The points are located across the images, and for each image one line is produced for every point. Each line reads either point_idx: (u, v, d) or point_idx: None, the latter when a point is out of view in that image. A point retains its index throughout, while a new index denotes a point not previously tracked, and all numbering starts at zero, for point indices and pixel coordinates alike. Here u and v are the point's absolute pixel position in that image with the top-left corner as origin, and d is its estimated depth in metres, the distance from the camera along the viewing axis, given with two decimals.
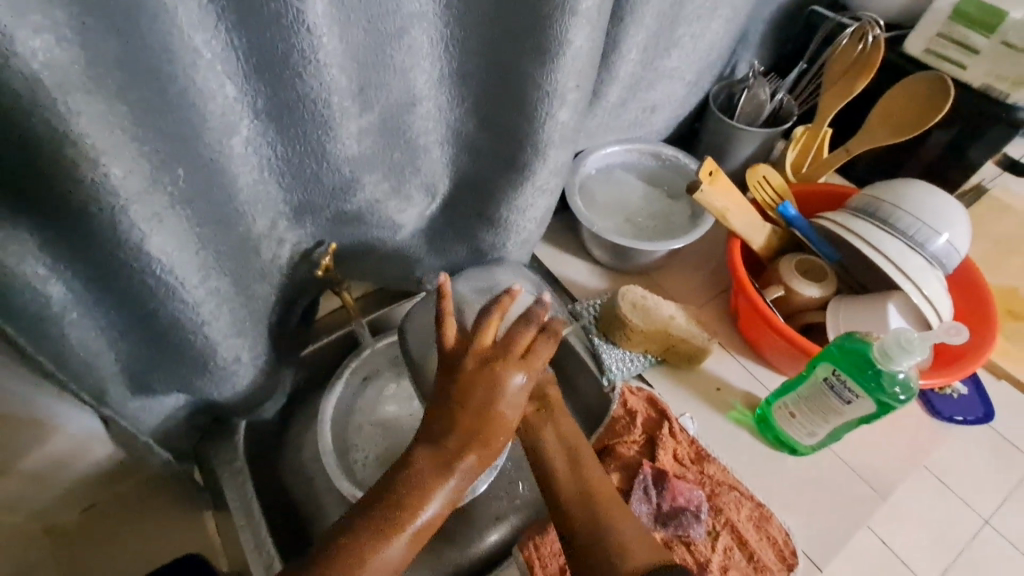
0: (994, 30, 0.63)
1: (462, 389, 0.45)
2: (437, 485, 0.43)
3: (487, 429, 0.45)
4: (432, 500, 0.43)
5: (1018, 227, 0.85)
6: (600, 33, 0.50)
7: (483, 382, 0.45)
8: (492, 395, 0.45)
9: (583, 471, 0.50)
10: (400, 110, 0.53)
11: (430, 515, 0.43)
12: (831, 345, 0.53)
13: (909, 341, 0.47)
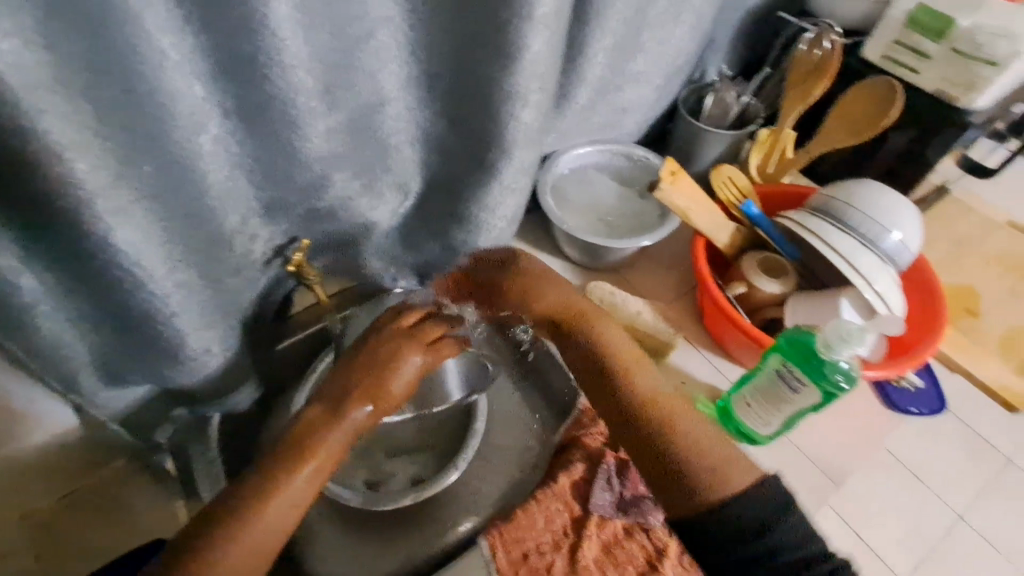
0: (943, 36, 0.65)
1: (362, 361, 0.54)
2: (326, 438, 0.50)
3: (376, 392, 0.53)
4: (321, 450, 0.50)
5: (980, 229, 0.88)
6: (560, 37, 0.52)
7: (384, 359, 0.54)
8: (391, 367, 0.54)
9: (644, 399, 0.61)
10: (369, 111, 0.54)
11: (318, 464, 0.50)
12: (780, 339, 0.55)
13: (848, 333, 0.50)
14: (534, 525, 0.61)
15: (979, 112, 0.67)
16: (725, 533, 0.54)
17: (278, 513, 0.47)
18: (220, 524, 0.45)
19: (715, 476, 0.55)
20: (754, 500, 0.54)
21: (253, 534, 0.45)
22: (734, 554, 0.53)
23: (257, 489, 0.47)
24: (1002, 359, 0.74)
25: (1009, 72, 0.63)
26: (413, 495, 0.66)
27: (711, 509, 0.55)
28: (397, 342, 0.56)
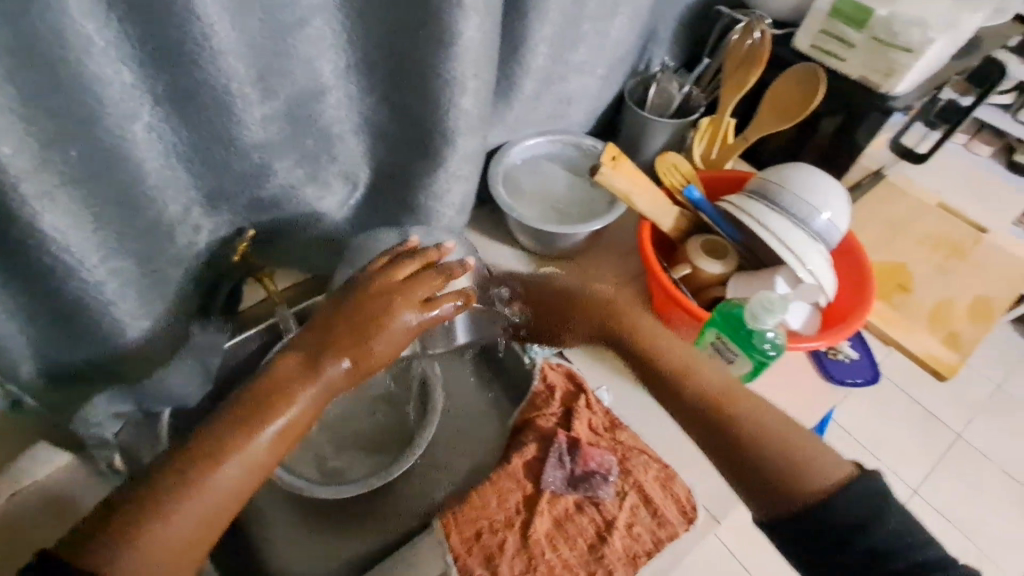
0: (863, 26, 0.68)
1: (355, 304, 0.52)
2: (297, 396, 0.46)
3: (358, 348, 0.49)
4: (296, 403, 0.46)
5: (911, 210, 0.92)
6: (492, 24, 0.54)
7: (372, 316, 0.51)
8: (382, 320, 0.51)
9: (704, 386, 0.54)
10: (308, 99, 0.55)
11: (291, 417, 0.46)
12: (714, 313, 0.57)
13: (771, 303, 0.52)
14: (487, 504, 0.62)
15: (899, 97, 0.71)
16: (825, 527, 0.45)
17: (230, 473, 0.43)
18: (171, 475, 0.42)
19: (804, 471, 0.47)
20: (856, 492, 0.45)
21: (202, 491, 0.42)
22: (848, 553, 0.44)
23: (211, 442, 0.43)
24: (930, 332, 0.78)
25: (924, 58, 0.66)
26: (366, 482, 0.67)
27: (807, 504, 0.46)
28: (391, 302, 0.52)
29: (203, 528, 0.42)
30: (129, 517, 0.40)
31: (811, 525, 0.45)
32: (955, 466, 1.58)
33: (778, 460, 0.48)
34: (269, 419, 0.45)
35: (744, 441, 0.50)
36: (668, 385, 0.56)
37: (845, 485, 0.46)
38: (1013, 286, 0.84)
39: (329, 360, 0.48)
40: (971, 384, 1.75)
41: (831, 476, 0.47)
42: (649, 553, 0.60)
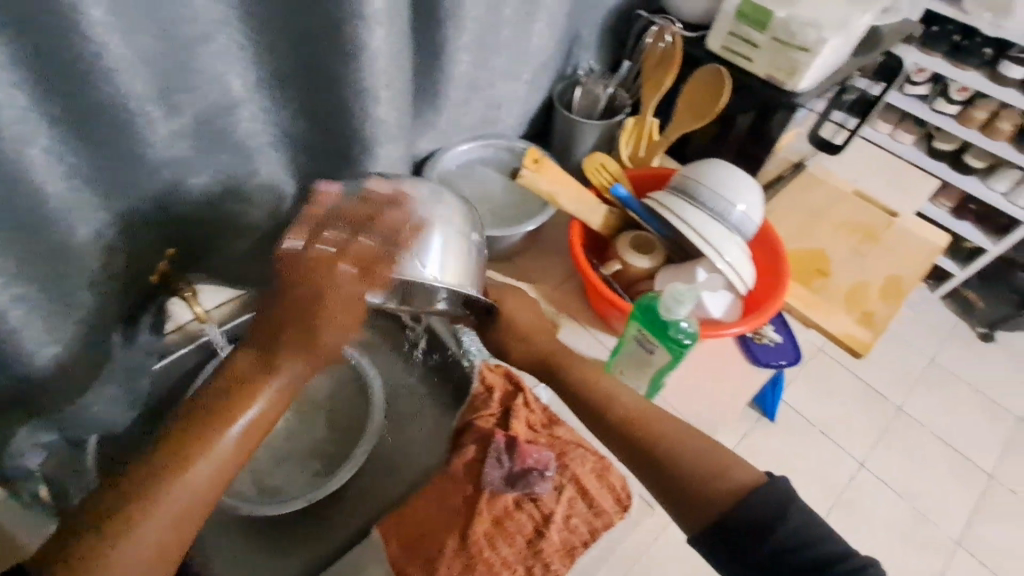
0: (765, 28, 0.72)
1: (293, 293, 0.52)
2: (258, 396, 0.50)
3: (310, 336, 0.52)
4: (260, 400, 0.50)
5: (829, 198, 0.98)
6: (399, 34, 0.55)
7: (312, 290, 0.51)
8: (325, 299, 0.51)
9: (626, 411, 0.60)
10: (219, 113, 0.54)
11: (250, 420, 0.50)
12: (635, 308, 0.61)
13: (681, 294, 0.56)
14: (426, 511, 0.63)
15: (803, 93, 0.75)
16: (738, 533, 0.49)
17: (195, 476, 0.47)
18: (142, 475, 0.47)
19: (715, 482, 0.52)
20: (760, 497, 0.50)
21: (171, 492, 0.46)
22: (759, 554, 0.48)
23: (176, 442, 0.48)
24: (846, 311, 0.83)
25: (821, 57, 0.70)
26: (303, 497, 0.67)
27: (718, 512, 0.51)
28: (325, 267, 0.51)
29: (175, 529, 0.46)
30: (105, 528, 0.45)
31: (730, 529, 0.50)
32: (897, 437, 1.67)
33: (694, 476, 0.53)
34: (228, 424, 0.49)
35: (664, 457, 0.56)
36: (597, 413, 0.62)
37: (753, 490, 0.51)
38: (923, 265, 0.90)
39: (283, 359, 0.51)
40: (907, 358, 1.85)
41: (738, 483, 0.51)
42: (586, 543, 0.62)
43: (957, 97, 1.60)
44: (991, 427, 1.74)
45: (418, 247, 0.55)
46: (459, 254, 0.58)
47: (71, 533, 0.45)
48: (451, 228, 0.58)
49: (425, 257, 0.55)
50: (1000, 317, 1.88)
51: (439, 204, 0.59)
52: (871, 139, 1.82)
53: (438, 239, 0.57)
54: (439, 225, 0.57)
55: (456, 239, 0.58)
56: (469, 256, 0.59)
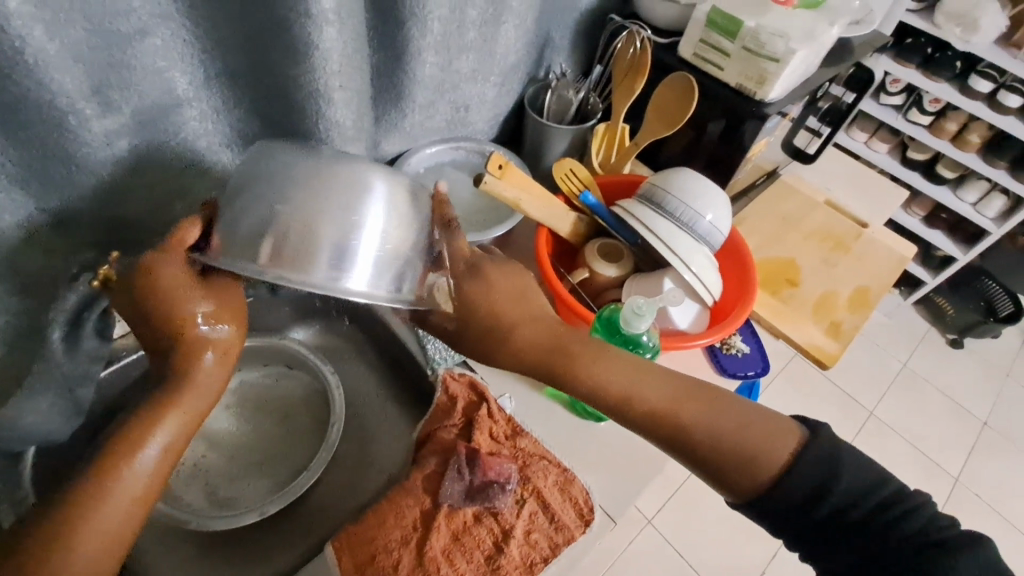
0: (735, 37, 0.71)
1: (166, 301, 0.46)
2: (155, 431, 0.43)
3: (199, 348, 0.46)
4: (158, 433, 0.43)
5: (801, 207, 0.98)
6: (353, 33, 0.54)
7: (181, 298, 0.46)
8: (188, 303, 0.46)
9: (642, 398, 0.51)
10: (162, 110, 0.52)
11: (159, 446, 0.43)
12: (597, 322, 0.65)
13: (639, 308, 0.61)
14: (383, 525, 0.60)
15: (773, 103, 0.75)
16: (785, 503, 0.46)
17: (93, 542, 0.39)
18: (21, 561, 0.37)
19: (755, 461, 0.47)
20: (805, 466, 0.46)
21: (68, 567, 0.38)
22: (812, 520, 0.46)
23: (74, 496, 0.40)
24: (814, 322, 0.84)
25: (790, 67, 0.70)
26: (256, 514, 0.63)
27: (767, 492, 0.47)
28: (168, 284, 0.46)
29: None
30: None
31: (779, 504, 0.46)
32: (870, 437, 1.70)
33: (731, 458, 0.48)
34: (139, 451, 0.42)
35: (700, 450, 0.49)
36: (609, 410, 0.52)
37: (795, 461, 0.47)
38: (891, 275, 0.90)
39: (183, 370, 0.45)
40: (879, 363, 1.88)
41: (777, 457, 0.47)
42: (546, 559, 0.60)
43: (930, 108, 1.62)
44: (957, 430, 1.77)
45: (348, 231, 0.49)
46: (398, 234, 0.52)
47: None
48: (393, 212, 0.51)
49: (358, 236, 0.49)
50: (970, 325, 1.90)
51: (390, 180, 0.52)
52: (849, 146, 1.83)
53: (378, 227, 0.50)
54: (381, 208, 0.51)
55: (399, 223, 0.52)
56: (408, 252, 0.52)
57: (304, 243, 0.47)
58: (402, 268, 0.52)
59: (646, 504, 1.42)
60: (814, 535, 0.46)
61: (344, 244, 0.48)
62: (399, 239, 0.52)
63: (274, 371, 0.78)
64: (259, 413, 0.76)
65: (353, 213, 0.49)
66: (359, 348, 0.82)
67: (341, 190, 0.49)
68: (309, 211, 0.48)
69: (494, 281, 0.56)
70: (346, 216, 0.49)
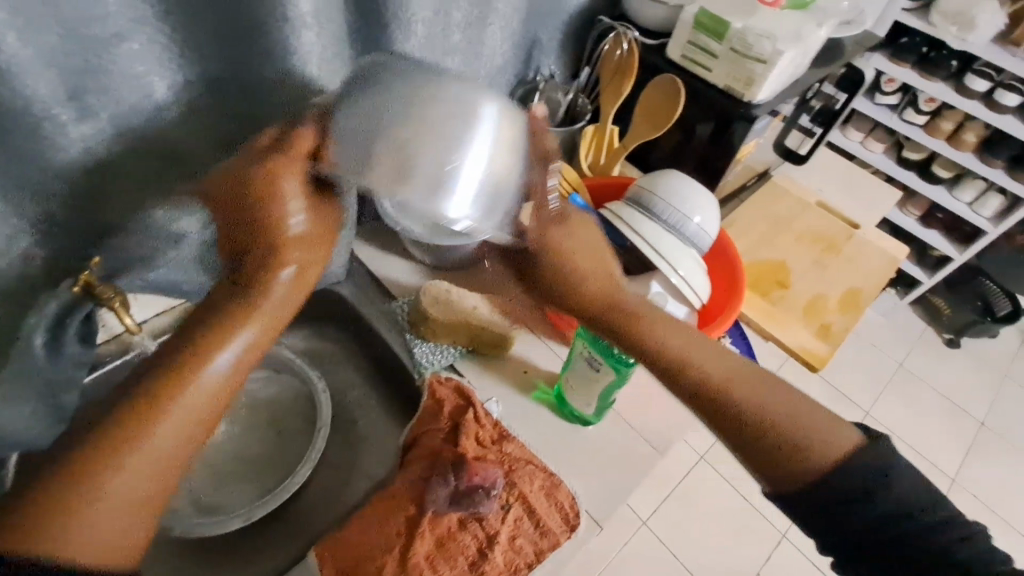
0: (722, 38, 0.71)
1: (260, 195, 0.42)
2: (230, 339, 0.39)
3: (281, 249, 0.42)
4: (232, 343, 0.39)
5: (793, 209, 0.98)
6: (331, 38, 0.56)
7: (262, 197, 0.42)
8: (279, 200, 0.42)
9: (697, 359, 0.45)
10: (140, 115, 0.52)
11: (235, 353, 0.39)
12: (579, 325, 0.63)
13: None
14: (365, 534, 0.60)
15: (761, 105, 0.75)
16: (827, 500, 0.41)
17: (157, 451, 0.36)
18: (56, 485, 0.34)
19: (807, 448, 0.41)
20: (861, 465, 0.40)
21: (132, 470, 0.36)
22: (858, 524, 0.40)
23: (141, 396, 0.36)
24: (804, 324, 0.83)
25: (777, 69, 0.70)
26: (240, 520, 0.63)
27: (810, 487, 0.41)
28: (278, 174, 0.42)
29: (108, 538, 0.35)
30: (61, 489, 0.34)
31: (824, 500, 0.41)
32: None
33: (783, 442, 0.41)
34: (209, 358, 0.38)
35: (748, 427, 0.42)
36: (653, 365, 0.47)
37: (852, 458, 0.40)
38: (882, 277, 0.90)
39: (268, 273, 0.42)
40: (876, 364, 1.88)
41: (830, 450, 0.41)
42: (530, 564, 0.60)
43: (925, 108, 1.62)
44: (954, 430, 1.77)
45: (452, 156, 0.41)
46: (503, 169, 0.43)
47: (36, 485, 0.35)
48: (500, 141, 0.43)
49: (458, 164, 0.41)
50: (968, 324, 1.90)
51: (494, 107, 0.43)
52: (844, 146, 1.83)
53: (484, 153, 0.42)
54: (491, 136, 0.43)
55: (504, 155, 0.43)
56: (511, 189, 0.44)
57: (398, 163, 0.40)
58: (504, 205, 0.44)
59: (640, 505, 1.49)
60: (851, 539, 0.41)
61: (445, 167, 0.41)
62: (504, 168, 0.44)
63: (261, 374, 0.78)
64: (246, 417, 0.76)
65: (455, 139, 0.41)
66: (347, 352, 0.82)
67: (445, 109, 0.41)
68: (406, 127, 0.40)
69: (579, 230, 0.51)
70: (445, 137, 0.41)
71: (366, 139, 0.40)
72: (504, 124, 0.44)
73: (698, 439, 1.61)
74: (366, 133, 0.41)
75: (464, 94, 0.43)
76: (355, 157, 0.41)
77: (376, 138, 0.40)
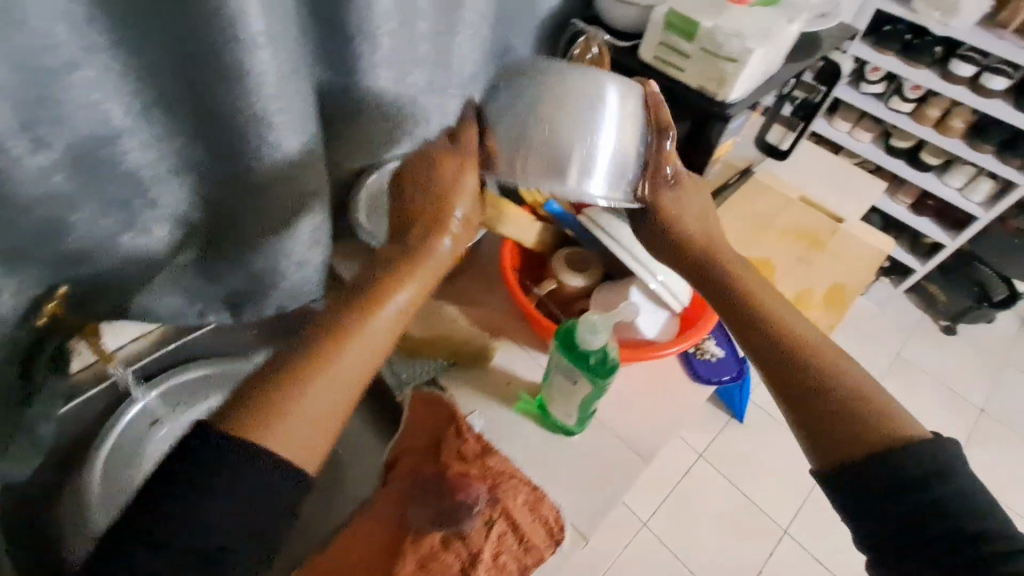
0: (693, 38, 0.70)
1: (441, 188, 0.61)
2: (403, 288, 0.55)
3: (441, 226, 0.59)
4: (403, 290, 0.55)
5: (775, 205, 0.97)
6: (286, 56, 0.52)
7: (445, 189, 0.61)
8: (453, 190, 0.61)
9: (789, 327, 0.55)
10: (99, 143, 0.51)
11: (405, 299, 0.55)
12: (557, 335, 0.62)
13: (596, 324, 0.58)
14: (351, 555, 0.60)
15: (735, 103, 0.74)
16: (885, 482, 0.46)
17: (357, 354, 0.51)
18: (299, 362, 0.49)
19: (862, 426, 0.49)
20: (911, 453, 0.46)
21: (337, 364, 0.50)
22: (903, 512, 0.45)
23: (347, 315, 0.52)
24: None
25: (748, 67, 0.69)
26: None
27: (862, 458, 0.48)
28: (449, 173, 0.62)
29: (307, 430, 0.47)
30: (295, 365, 0.48)
31: (875, 478, 0.47)
32: None
33: (851, 415, 0.50)
34: (390, 297, 0.54)
35: (829, 397, 0.51)
36: (761, 329, 0.57)
37: (900, 447, 0.47)
38: (866, 272, 0.90)
39: (436, 241, 0.58)
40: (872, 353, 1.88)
41: (879, 432, 0.48)
42: None
43: (911, 95, 1.61)
44: (954, 418, 1.76)
45: (591, 143, 0.60)
46: (627, 147, 0.62)
47: (274, 364, 0.49)
48: (625, 124, 0.61)
49: (594, 151, 0.60)
50: (963, 310, 1.89)
51: (617, 92, 0.61)
52: (831, 137, 1.82)
53: (613, 136, 0.61)
54: (615, 121, 0.61)
55: (629, 132, 0.62)
56: (634, 156, 0.63)
57: (546, 156, 0.60)
58: (628, 170, 0.62)
59: (640, 507, 1.49)
60: (884, 524, 0.46)
61: (587, 152, 0.60)
62: (631, 141, 0.62)
63: None
64: None
65: (585, 129, 0.60)
66: None
67: (583, 110, 0.60)
68: (554, 128, 0.60)
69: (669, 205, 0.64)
70: (583, 131, 0.60)
71: (523, 140, 0.61)
72: (632, 104, 0.62)
73: (696, 437, 1.60)
74: (523, 134, 0.61)
75: (594, 90, 0.61)
76: (540, 163, 0.60)
77: (532, 138, 0.60)
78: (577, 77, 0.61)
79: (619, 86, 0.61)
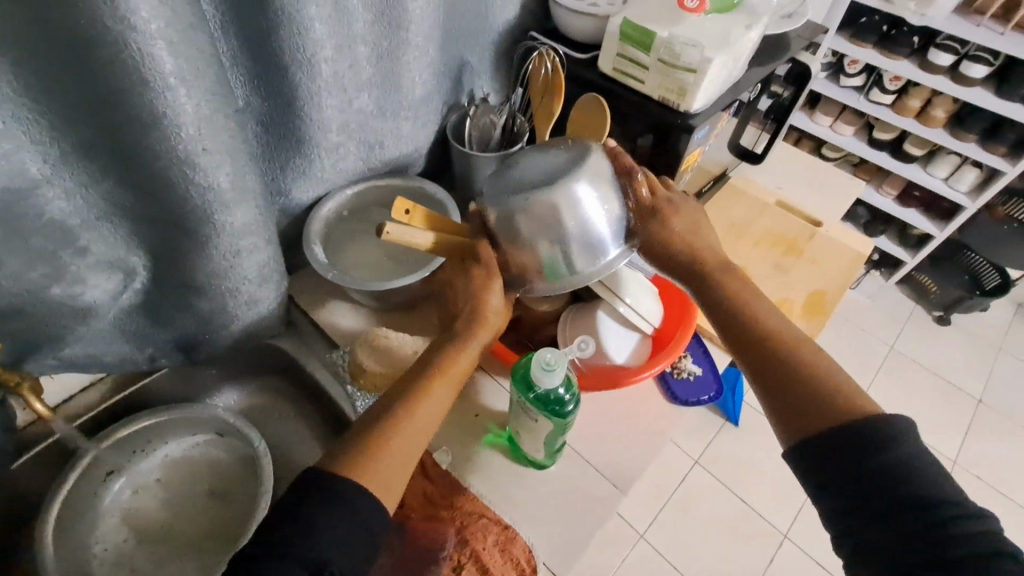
0: (649, 48, 0.67)
1: (479, 290, 0.58)
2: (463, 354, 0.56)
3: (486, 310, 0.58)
4: (464, 356, 0.56)
5: (751, 211, 0.95)
6: (211, 91, 0.49)
7: (484, 281, 0.58)
8: (490, 284, 0.58)
9: (755, 312, 0.56)
10: (15, 195, 0.48)
11: (459, 368, 0.56)
12: (516, 370, 0.60)
13: (548, 362, 0.55)
14: None
15: (698, 114, 0.71)
16: (843, 450, 0.45)
17: (423, 423, 0.52)
18: (372, 435, 0.49)
19: (826, 400, 0.48)
20: (866, 422, 0.45)
21: (405, 434, 0.50)
22: (867, 482, 0.44)
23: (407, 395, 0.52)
24: None
25: (708, 77, 0.66)
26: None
27: (824, 429, 0.47)
28: (480, 280, 0.58)
29: (398, 475, 0.49)
30: (370, 442, 0.49)
31: (835, 448, 0.46)
32: None
33: (817, 391, 0.49)
34: (451, 365, 0.55)
35: (795, 375, 0.51)
36: (730, 315, 0.57)
37: (859, 419, 0.46)
38: (847, 276, 0.87)
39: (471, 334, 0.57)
40: (865, 347, 1.86)
41: (841, 407, 0.48)
42: None
43: (890, 87, 1.58)
44: (952, 410, 1.73)
45: (589, 232, 0.58)
46: (615, 215, 0.59)
47: (348, 446, 0.49)
48: (605, 195, 0.59)
49: (594, 237, 0.58)
50: (954, 300, 1.88)
51: (584, 171, 0.57)
52: (813, 132, 1.80)
53: (603, 214, 0.58)
54: (594, 196, 0.58)
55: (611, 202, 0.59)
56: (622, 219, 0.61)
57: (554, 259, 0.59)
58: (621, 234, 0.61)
59: (638, 518, 1.46)
60: (850, 498, 0.45)
61: (589, 240, 0.58)
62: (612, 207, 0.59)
63: (205, 439, 0.75)
64: (189, 486, 0.73)
65: (573, 211, 0.57)
66: (298, 405, 0.80)
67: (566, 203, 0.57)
68: (551, 229, 0.57)
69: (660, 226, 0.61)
70: (578, 223, 0.57)
71: (513, 241, 0.58)
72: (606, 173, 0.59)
73: (692, 444, 1.57)
74: (515, 233, 0.58)
75: (558, 180, 0.57)
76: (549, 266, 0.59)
77: (524, 239, 0.58)
78: (543, 174, 0.58)
79: (579, 162, 0.58)
